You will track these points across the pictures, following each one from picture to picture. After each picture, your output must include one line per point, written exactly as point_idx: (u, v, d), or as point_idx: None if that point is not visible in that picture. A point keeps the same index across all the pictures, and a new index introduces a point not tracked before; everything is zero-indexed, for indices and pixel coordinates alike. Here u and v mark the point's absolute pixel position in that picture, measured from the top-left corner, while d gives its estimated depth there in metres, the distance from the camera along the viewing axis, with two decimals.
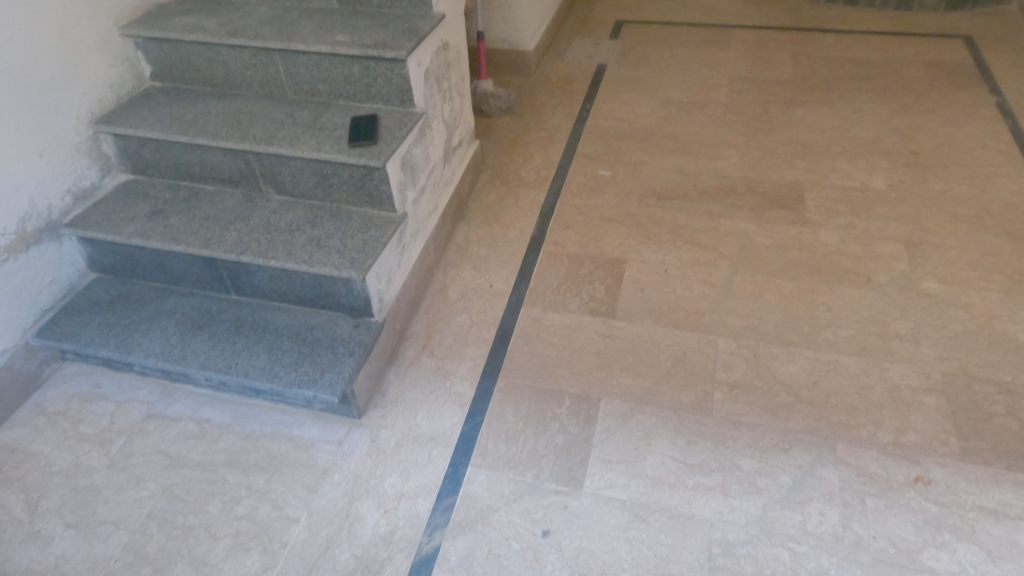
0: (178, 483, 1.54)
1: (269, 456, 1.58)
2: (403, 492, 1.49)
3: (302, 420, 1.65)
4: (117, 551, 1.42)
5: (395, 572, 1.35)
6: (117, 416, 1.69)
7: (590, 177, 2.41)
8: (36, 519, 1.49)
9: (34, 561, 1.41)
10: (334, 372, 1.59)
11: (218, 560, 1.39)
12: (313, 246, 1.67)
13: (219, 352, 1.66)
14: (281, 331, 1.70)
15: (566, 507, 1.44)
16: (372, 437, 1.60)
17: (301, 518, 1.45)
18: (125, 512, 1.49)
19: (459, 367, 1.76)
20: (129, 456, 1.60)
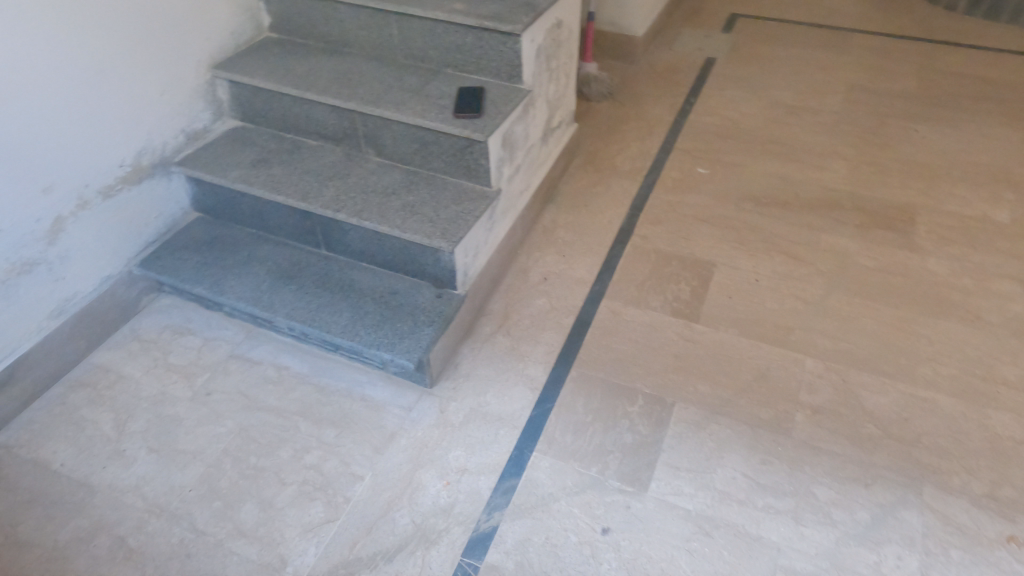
0: (254, 425, 1.59)
1: (340, 412, 1.61)
2: (466, 467, 1.50)
3: (375, 380, 1.68)
4: (192, 481, 1.48)
5: (452, 544, 1.36)
6: (203, 352, 1.76)
7: (686, 173, 2.33)
8: (122, 439, 1.57)
9: (117, 479, 1.49)
10: (413, 340, 1.60)
11: (283, 504, 1.44)
12: (407, 212, 1.68)
13: (304, 304, 1.70)
14: (365, 291, 1.73)
15: (628, 508, 1.41)
16: (441, 408, 1.62)
17: (365, 476, 1.48)
18: (202, 445, 1.55)
19: (533, 350, 1.75)
20: (211, 392, 1.66)
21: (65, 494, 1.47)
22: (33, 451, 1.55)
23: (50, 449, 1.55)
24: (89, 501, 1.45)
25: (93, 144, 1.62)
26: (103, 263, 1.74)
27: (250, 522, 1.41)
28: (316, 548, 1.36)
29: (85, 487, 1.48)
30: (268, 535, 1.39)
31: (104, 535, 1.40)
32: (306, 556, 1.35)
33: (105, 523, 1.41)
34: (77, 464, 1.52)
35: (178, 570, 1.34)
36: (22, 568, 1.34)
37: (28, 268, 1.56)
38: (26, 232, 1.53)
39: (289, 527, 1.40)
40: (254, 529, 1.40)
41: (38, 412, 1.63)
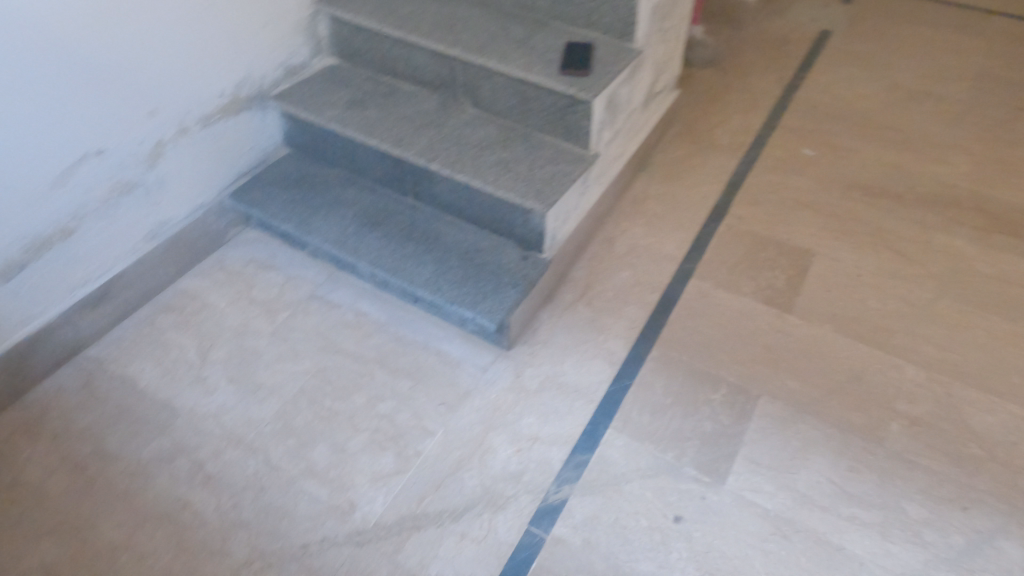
0: (331, 367, 1.60)
1: (416, 365, 1.60)
2: (538, 436, 1.47)
3: (452, 337, 1.66)
4: (269, 416, 1.51)
5: (519, 512, 1.34)
6: (286, 289, 1.77)
7: (790, 154, 2.19)
8: (205, 366, 1.60)
9: (199, 404, 1.53)
10: (496, 301, 1.56)
11: (355, 450, 1.45)
12: (501, 169, 1.62)
13: (389, 252, 1.68)
14: (450, 245, 1.69)
15: (703, 499, 1.36)
16: (516, 372, 1.59)
17: (437, 432, 1.47)
18: (280, 381, 1.57)
19: (615, 324, 1.69)
20: (291, 330, 1.68)
21: (149, 413, 1.51)
22: (122, 368, 1.60)
23: (137, 367, 1.60)
24: (171, 423, 1.49)
25: (197, 71, 1.62)
26: (196, 191, 1.76)
27: (322, 463, 1.42)
28: (385, 497, 1.37)
29: (168, 409, 1.52)
30: (339, 479, 1.40)
31: (184, 457, 1.43)
32: (375, 504, 1.36)
33: (185, 446, 1.45)
34: (161, 385, 1.56)
35: (252, 501, 1.37)
36: (107, 479, 1.40)
37: (128, 190, 1.59)
38: (128, 154, 1.55)
39: (360, 473, 1.41)
40: (326, 470, 1.41)
41: (128, 331, 1.68)
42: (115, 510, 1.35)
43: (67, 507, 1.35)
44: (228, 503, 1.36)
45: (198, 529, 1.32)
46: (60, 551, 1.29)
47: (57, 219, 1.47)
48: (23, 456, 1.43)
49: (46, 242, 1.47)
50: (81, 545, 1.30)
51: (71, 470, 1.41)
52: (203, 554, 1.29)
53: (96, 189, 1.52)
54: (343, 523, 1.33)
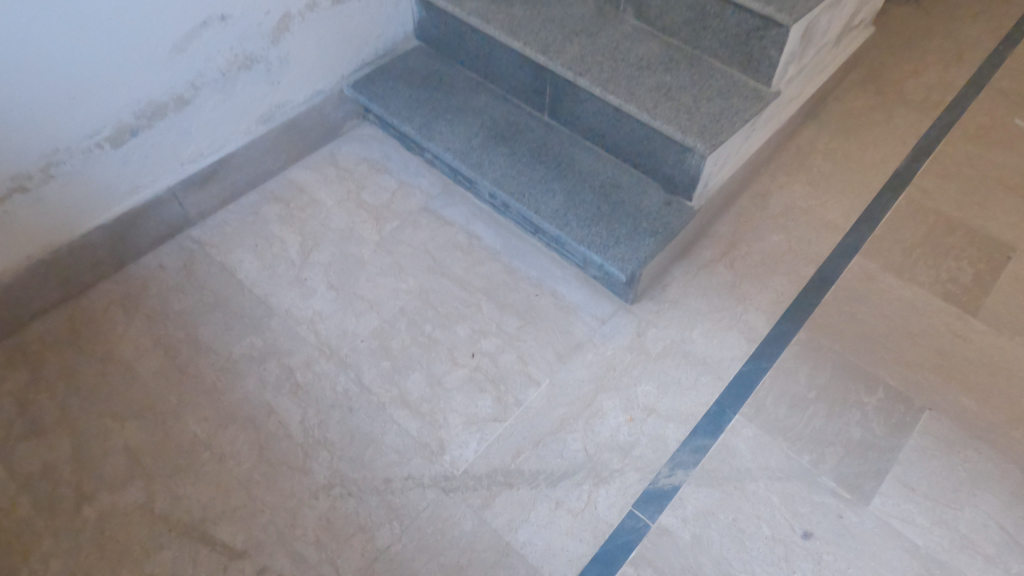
0: (435, 290, 1.46)
1: (527, 303, 1.44)
2: (654, 408, 1.30)
3: (570, 279, 1.48)
4: (365, 333, 1.40)
5: (623, 490, 1.19)
6: (397, 197, 1.63)
7: (998, 122, 1.82)
8: (305, 267, 1.50)
9: (295, 307, 1.43)
10: (630, 248, 1.36)
11: (452, 386, 1.32)
12: (660, 95, 1.38)
13: (515, 174, 1.50)
14: (584, 176, 1.49)
15: (840, 518, 1.16)
16: (637, 331, 1.40)
17: (542, 383, 1.32)
18: (381, 297, 1.45)
19: (758, 294, 1.46)
20: (397, 243, 1.54)
21: (245, 307, 1.43)
22: (222, 254, 1.52)
23: (237, 256, 1.51)
24: (266, 322, 1.41)
25: None
26: (318, 76, 1.62)
27: (415, 394, 1.31)
28: (477, 444, 1.24)
29: (264, 306, 1.43)
30: (432, 415, 1.28)
31: (275, 361, 1.35)
32: (466, 450, 1.24)
33: (277, 349, 1.37)
34: (260, 280, 1.48)
35: (338, 421, 1.27)
36: (197, 370, 1.33)
37: (248, 64, 1.45)
38: (253, 25, 1.40)
39: (453, 413, 1.29)
40: (418, 403, 1.30)
41: (232, 216, 1.59)
42: (201, 404, 1.29)
43: (155, 392, 1.30)
44: (314, 419, 1.27)
45: (281, 440, 1.25)
46: (144, 437, 1.24)
47: (173, 87, 1.36)
48: (119, 330, 1.39)
49: (160, 110, 1.36)
50: (165, 434, 1.25)
51: (163, 354, 1.35)
52: (283, 468, 1.21)
53: (216, 58, 1.39)
54: (431, 464, 1.22)
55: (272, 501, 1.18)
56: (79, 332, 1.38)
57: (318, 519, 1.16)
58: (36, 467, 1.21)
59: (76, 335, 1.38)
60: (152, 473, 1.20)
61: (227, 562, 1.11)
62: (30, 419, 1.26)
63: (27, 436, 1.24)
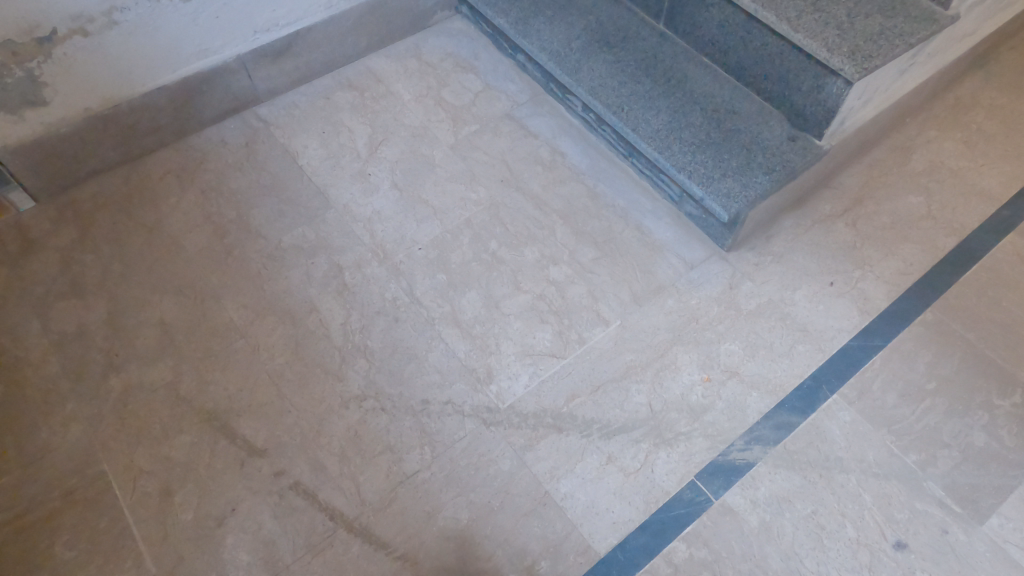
0: (507, 205, 1.31)
1: (607, 234, 1.27)
2: (737, 371, 1.12)
3: (660, 214, 1.29)
4: (424, 241, 1.27)
5: (687, 457, 1.04)
6: (480, 100, 1.47)
7: None
8: (371, 161, 1.37)
9: (354, 203, 1.31)
10: (738, 183, 1.16)
11: (510, 313, 1.18)
12: (806, 5, 1.14)
13: (615, 85, 1.30)
14: (696, 96, 1.27)
15: (944, 534, 0.97)
16: (730, 282, 1.21)
17: (611, 324, 1.16)
18: (446, 205, 1.31)
19: (881, 261, 1.24)
20: (473, 149, 1.39)
21: (302, 196, 1.32)
22: (287, 137, 1.41)
23: (302, 142, 1.40)
24: (321, 214, 1.30)
25: None
26: None
27: (469, 314, 1.18)
28: (529, 379, 1.11)
29: (322, 198, 1.32)
30: (483, 339, 1.15)
31: (324, 256, 1.24)
32: (515, 383, 1.10)
33: (328, 244, 1.26)
34: (321, 169, 1.36)
35: (382, 331, 1.16)
36: (243, 254, 1.24)
37: None
38: None
39: (508, 341, 1.15)
40: (471, 324, 1.17)
41: (302, 98, 1.47)
42: (242, 290, 1.20)
43: (198, 270, 1.23)
44: (357, 324, 1.17)
45: (319, 341, 1.15)
46: (181, 315, 1.17)
47: None
48: (172, 201, 1.31)
49: None
50: (201, 315, 1.17)
51: (211, 233, 1.27)
52: (317, 371, 1.12)
53: None
54: (475, 392, 1.10)
55: (301, 402, 1.09)
56: (132, 198, 1.32)
57: (345, 431, 1.06)
58: (71, 329, 1.16)
59: (129, 201, 1.31)
60: (183, 353, 1.13)
61: (245, 458, 1.03)
62: (72, 279, 1.22)
63: (67, 296, 1.20)
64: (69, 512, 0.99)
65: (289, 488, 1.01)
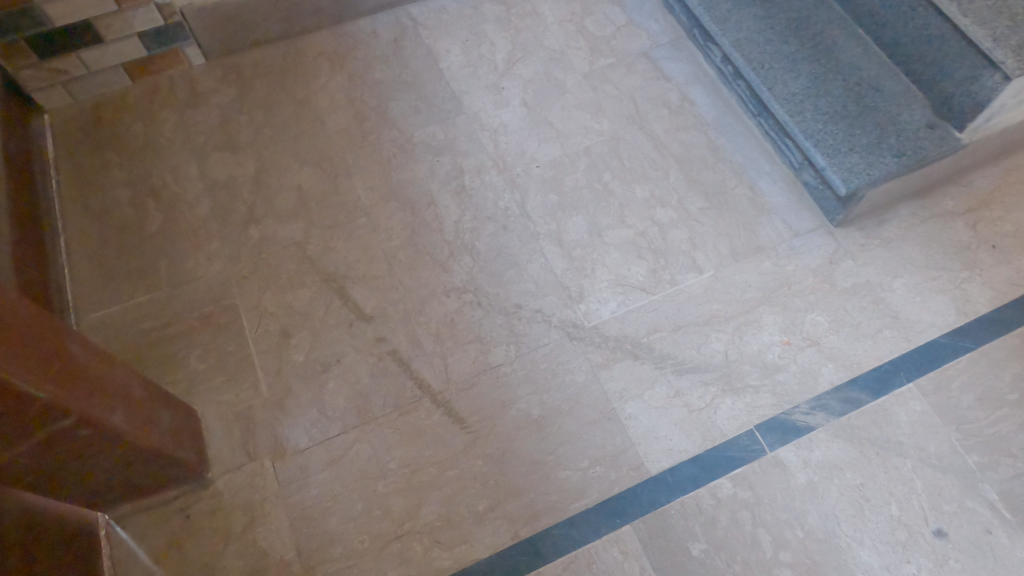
0: (627, 142, 1.35)
1: (719, 187, 1.30)
2: (818, 341, 1.15)
3: (776, 177, 1.30)
4: (543, 160, 1.33)
5: (750, 408, 1.09)
6: (621, 34, 1.48)
7: None
8: (506, 76, 1.43)
9: (483, 113, 1.38)
10: (863, 160, 1.16)
11: (610, 242, 1.24)
12: None
13: (761, 40, 1.29)
14: (841, 65, 1.25)
15: (988, 534, 1.00)
16: (831, 257, 1.23)
17: (705, 273, 1.21)
18: (570, 130, 1.36)
19: (993, 267, 1.21)
20: (605, 81, 1.42)
21: (437, 97, 1.40)
22: (431, 39, 1.48)
23: (444, 46, 1.47)
24: (452, 118, 1.38)
25: None
26: None
27: (572, 236, 1.24)
28: (617, 307, 1.18)
29: (455, 102, 1.39)
30: (581, 262, 1.22)
31: (449, 157, 1.33)
32: (603, 307, 1.18)
33: (454, 146, 1.34)
34: (459, 75, 1.43)
35: (490, 235, 1.24)
36: (377, 140, 1.35)
37: None
38: None
39: (603, 268, 1.21)
40: (572, 246, 1.23)
41: (452, 5, 1.53)
42: (371, 173, 1.31)
43: (336, 148, 1.34)
44: (468, 224, 1.26)
45: (432, 232, 1.25)
46: (315, 184, 1.30)
47: None
48: (320, 81, 1.42)
49: None
50: (333, 188, 1.29)
51: (351, 116, 1.38)
52: (426, 258, 1.22)
53: None
54: (564, 307, 1.18)
55: (408, 283, 1.20)
56: (287, 72, 1.43)
57: (443, 315, 1.17)
58: (221, 178, 1.31)
59: (283, 74, 1.43)
60: (313, 218, 1.26)
61: (353, 320, 1.16)
62: (228, 135, 1.36)
63: (222, 149, 1.34)
64: (204, 332, 1.15)
65: (387, 354, 1.13)
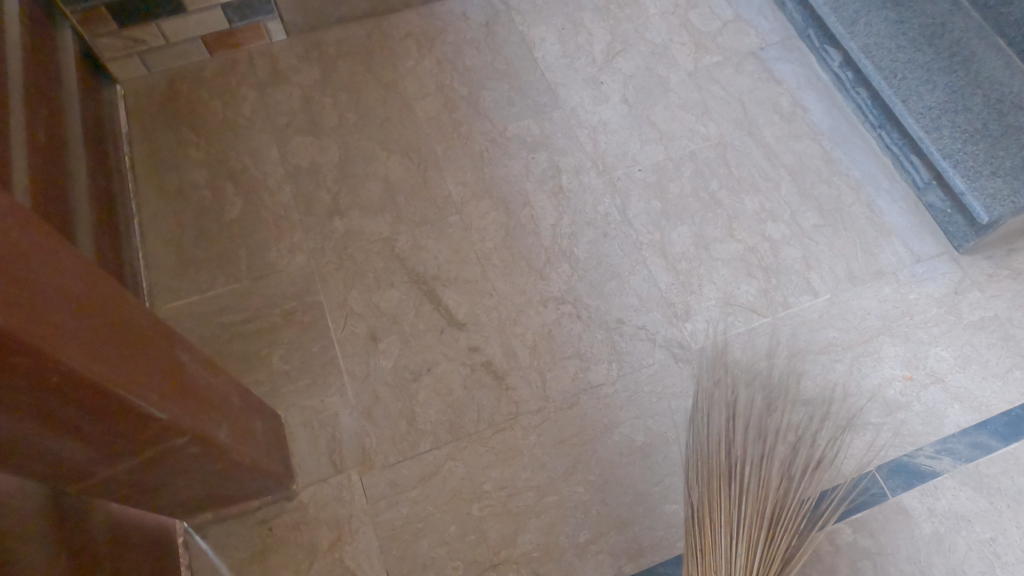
0: (736, 148, 1.26)
1: (835, 203, 1.20)
2: (943, 379, 1.07)
3: (897, 196, 1.21)
4: (645, 164, 1.24)
5: (871, 447, 1.02)
6: (728, 30, 1.38)
7: None
8: (604, 70, 1.34)
9: (581, 109, 1.29)
10: (1008, 186, 1.06)
11: (719, 257, 1.16)
12: None
13: (892, 47, 1.20)
14: (981, 78, 1.15)
15: None
16: (956, 287, 1.13)
17: (820, 297, 1.13)
18: (674, 133, 1.27)
19: None
20: (711, 81, 1.32)
21: (532, 89, 1.31)
22: (525, 25, 1.38)
23: (539, 33, 1.37)
24: (548, 112, 1.29)
25: None
26: None
27: (677, 249, 1.16)
28: (725, 328, 1.10)
29: (551, 96, 1.31)
30: (687, 277, 1.14)
31: (545, 154, 1.25)
32: (711, 328, 1.10)
33: (551, 143, 1.26)
34: (555, 66, 1.34)
35: (589, 242, 1.17)
36: (468, 132, 1.27)
37: None
38: None
39: (711, 285, 1.13)
40: (677, 259, 1.16)
41: None
42: (463, 167, 1.23)
43: (426, 138, 1.26)
44: (566, 229, 1.18)
45: (528, 235, 1.17)
46: (403, 177, 1.22)
47: None
48: (408, 65, 1.34)
49: None
50: (422, 182, 1.22)
51: (441, 105, 1.30)
52: (521, 264, 1.14)
53: None
54: (670, 326, 1.10)
55: (503, 289, 1.12)
56: (372, 53, 1.35)
57: (540, 327, 1.09)
58: (304, 164, 1.23)
59: (368, 55, 1.35)
60: (402, 213, 1.19)
61: (444, 327, 1.09)
62: (310, 118, 1.28)
63: (304, 133, 1.27)
64: (287, 330, 1.09)
65: (481, 365, 1.06)
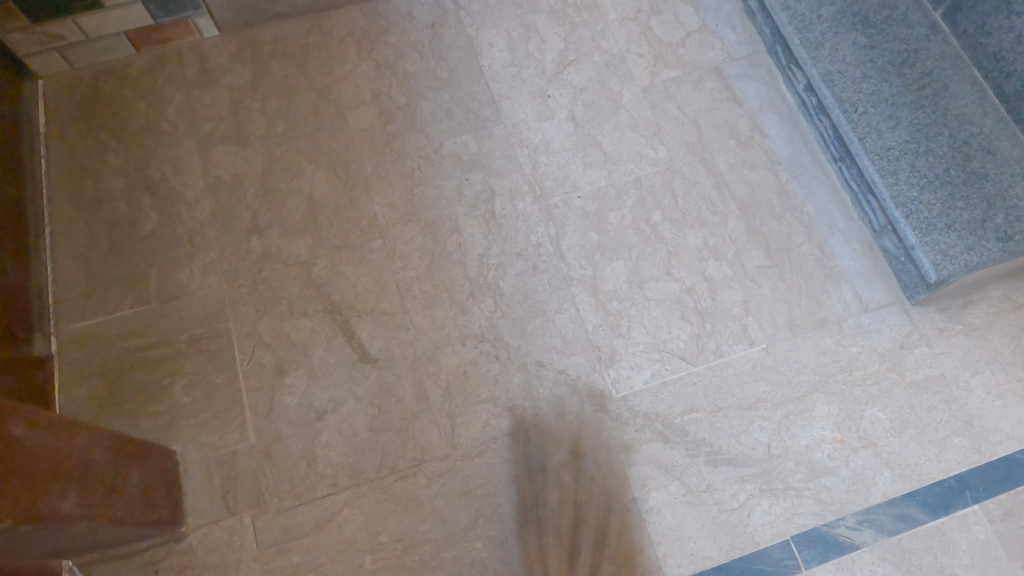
0: (685, 176, 1.17)
1: (784, 242, 1.13)
2: (876, 443, 1.01)
3: (851, 238, 1.13)
4: (586, 190, 1.17)
5: (790, 513, 0.97)
6: (691, 41, 1.28)
7: None
8: (554, 81, 1.25)
9: (524, 125, 1.21)
10: (961, 241, 0.99)
11: (653, 297, 1.09)
12: None
13: (857, 75, 1.10)
14: (949, 116, 1.06)
15: None
16: (903, 341, 1.06)
17: (755, 346, 1.06)
18: (620, 156, 1.19)
19: None
20: (666, 98, 1.23)
21: (474, 101, 1.23)
22: (474, 27, 1.29)
23: (488, 38, 1.28)
24: (488, 127, 1.21)
25: None
26: None
27: (609, 286, 1.10)
28: (651, 376, 1.04)
29: (493, 109, 1.22)
30: (616, 317, 1.08)
31: (480, 174, 1.18)
32: (636, 376, 1.04)
33: (488, 162, 1.18)
34: (500, 75, 1.25)
35: (517, 274, 1.10)
36: (402, 147, 1.19)
37: None
38: None
39: (641, 329, 1.07)
40: (608, 297, 1.09)
41: None
42: (392, 186, 1.16)
43: (356, 151, 1.19)
44: (494, 259, 1.12)
45: (453, 265, 1.11)
46: (329, 194, 1.16)
47: None
48: (345, 68, 1.26)
49: None
50: (347, 201, 1.15)
51: (376, 115, 1.22)
52: (443, 296, 1.09)
53: None
54: (593, 371, 1.04)
55: (421, 324, 1.07)
56: (308, 53, 1.27)
57: (456, 366, 1.04)
58: (226, 176, 1.17)
59: (304, 56, 1.27)
60: (323, 235, 1.13)
61: (355, 362, 1.04)
62: (237, 125, 1.21)
63: (229, 141, 1.20)
64: (193, 359, 1.05)
65: (389, 407, 1.02)
